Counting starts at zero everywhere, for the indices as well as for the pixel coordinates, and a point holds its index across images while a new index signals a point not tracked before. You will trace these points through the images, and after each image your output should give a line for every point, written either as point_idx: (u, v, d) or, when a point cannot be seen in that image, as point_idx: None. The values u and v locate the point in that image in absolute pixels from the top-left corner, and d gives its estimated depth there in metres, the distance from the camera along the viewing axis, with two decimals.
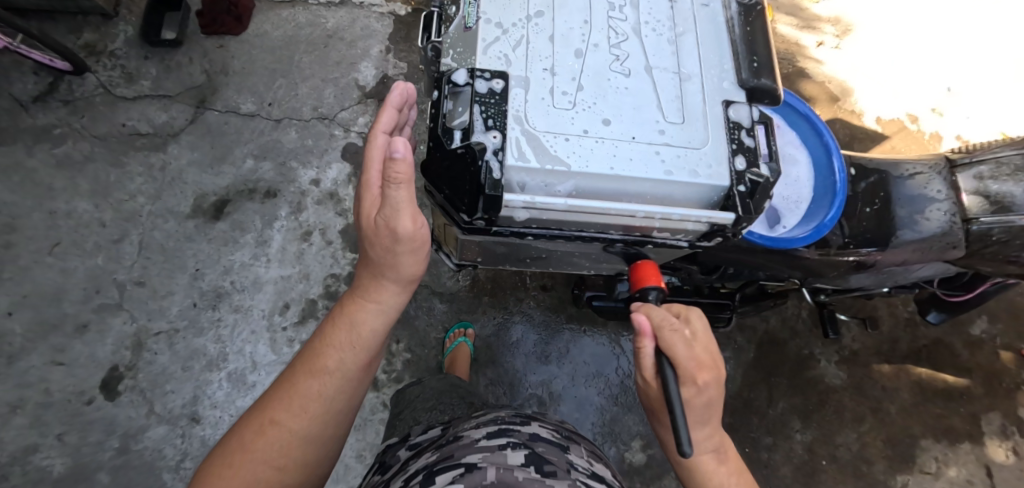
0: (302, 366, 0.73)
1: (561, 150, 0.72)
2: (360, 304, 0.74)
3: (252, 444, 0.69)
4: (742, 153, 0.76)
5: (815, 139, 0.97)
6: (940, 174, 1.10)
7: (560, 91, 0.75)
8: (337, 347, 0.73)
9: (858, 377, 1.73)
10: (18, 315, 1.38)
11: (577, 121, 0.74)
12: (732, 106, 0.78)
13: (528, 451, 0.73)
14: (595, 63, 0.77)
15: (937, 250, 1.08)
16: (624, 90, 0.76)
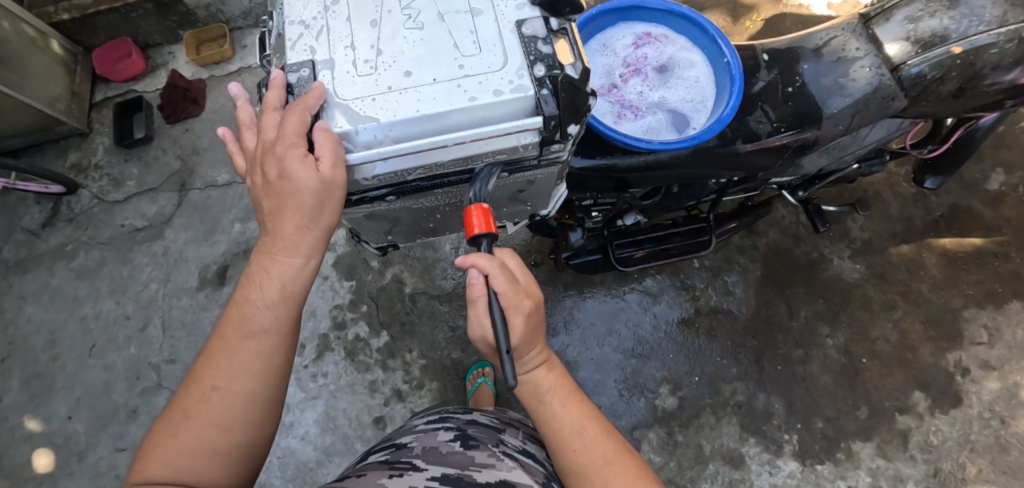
0: (206, 359, 0.69)
1: (365, 114, 0.64)
2: (254, 289, 0.71)
3: (169, 440, 0.65)
4: (543, 61, 0.66)
5: (703, 37, 1.04)
6: (855, 34, 1.17)
7: (358, 61, 0.66)
8: (242, 337, 0.69)
9: (879, 266, 1.67)
10: (78, 416, 1.51)
11: (379, 80, 0.65)
12: (523, 23, 0.67)
13: (457, 432, 0.91)
14: (390, 22, 0.68)
15: (878, 106, 1.14)
16: (420, 41, 0.67)
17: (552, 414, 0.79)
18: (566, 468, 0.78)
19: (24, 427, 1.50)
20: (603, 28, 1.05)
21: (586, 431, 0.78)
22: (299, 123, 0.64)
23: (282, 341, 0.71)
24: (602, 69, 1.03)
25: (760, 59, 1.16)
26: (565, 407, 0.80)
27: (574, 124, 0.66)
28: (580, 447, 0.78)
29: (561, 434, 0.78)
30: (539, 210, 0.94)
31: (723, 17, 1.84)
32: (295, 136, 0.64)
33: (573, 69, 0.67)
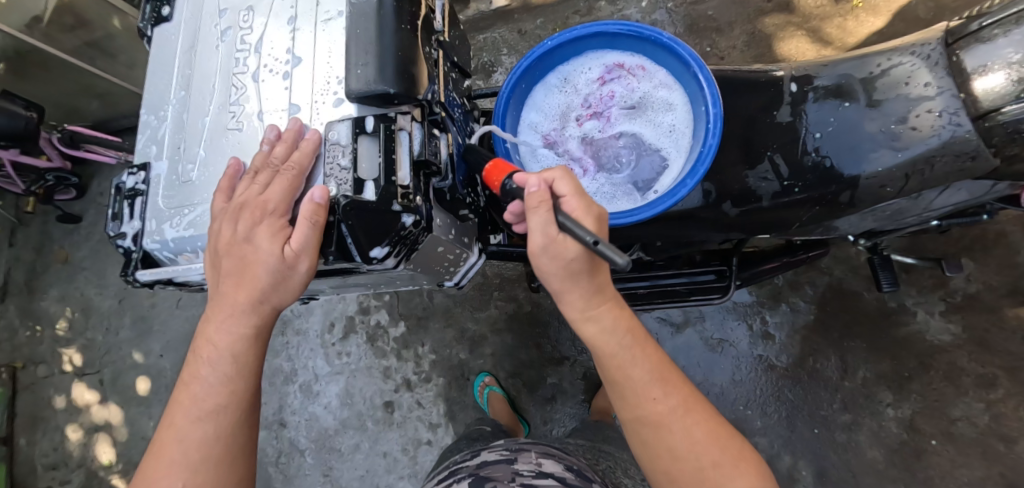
0: (156, 461, 0.68)
1: (178, 228, 0.73)
2: (203, 364, 0.70)
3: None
4: (338, 178, 0.68)
5: (686, 73, 0.85)
6: (930, 62, 0.86)
7: (186, 164, 0.74)
8: (194, 420, 0.68)
9: (982, 330, 1.33)
10: (167, 355, 1.84)
11: (199, 189, 0.73)
12: (331, 126, 0.69)
13: (472, 479, 0.82)
14: (218, 121, 0.74)
15: (950, 167, 0.84)
16: (239, 147, 0.73)
17: (622, 364, 0.73)
18: (642, 420, 0.73)
19: (132, 356, 1.87)
20: (566, 58, 0.90)
21: (660, 381, 0.74)
22: (285, 190, 0.67)
23: (239, 415, 0.70)
24: (556, 111, 0.90)
25: (786, 90, 0.93)
26: (634, 357, 0.73)
27: (374, 247, 0.66)
28: (657, 398, 0.73)
29: (625, 388, 0.73)
30: (445, 280, 0.93)
31: None
32: (278, 202, 0.67)
33: (372, 188, 0.67)
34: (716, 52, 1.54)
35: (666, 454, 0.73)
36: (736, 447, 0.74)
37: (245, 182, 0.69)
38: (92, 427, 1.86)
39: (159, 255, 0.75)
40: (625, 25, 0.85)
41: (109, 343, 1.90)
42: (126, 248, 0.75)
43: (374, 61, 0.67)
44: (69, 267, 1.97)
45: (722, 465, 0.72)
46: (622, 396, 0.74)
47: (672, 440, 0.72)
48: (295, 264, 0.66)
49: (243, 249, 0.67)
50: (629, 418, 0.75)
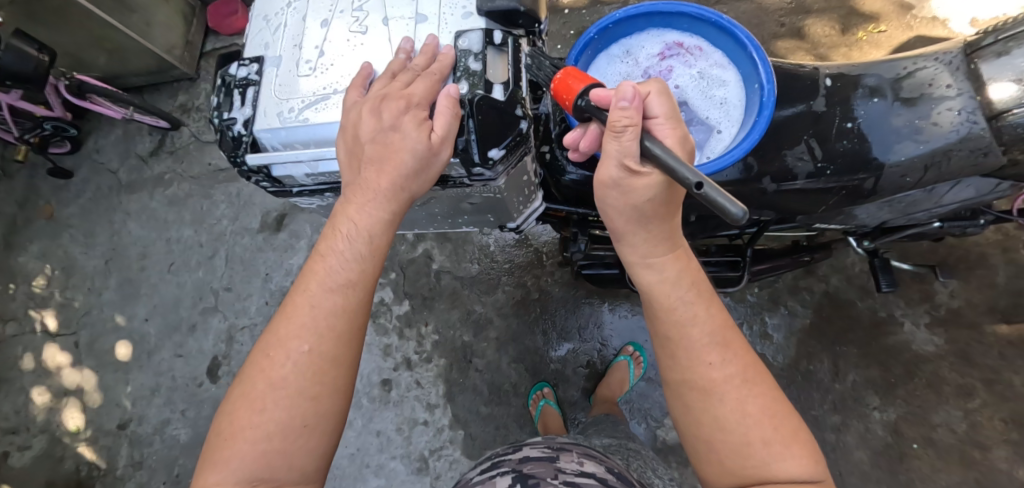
0: (284, 324, 0.64)
1: (294, 117, 0.67)
2: (339, 237, 0.66)
3: (255, 419, 0.62)
4: (466, 79, 0.66)
5: (742, 54, 0.91)
6: (951, 67, 0.94)
7: (302, 62, 0.69)
8: (326, 290, 0.65)
9: (964, 342, 1.43)
10: (152, 321, 1.77)
11: (315, 84, 0.68)
12: (459, 36, 0.67)
13: (514, 475, 0.79)
14: (343, 23, 0.70)
15: (964, 161, 0.93)
16: (365, 50, 0.69)
17: (684, 320, 0.72)
18: (692, 383, 0.71)
19: (114, 319, 1.79)
20: (629, 32, 0.95)
21: (725, 345, 0.71)
22: (428, 86, 0.64)
23: (367, 295, 0.67)
24: (617, 78, 0.94)
25: (822, 83, 1.00)
26: (695, 316, 0.72)
27: (494, 147, 0.64)
28: (712, 363, 0.71)
29: (680, 348, 0.72)
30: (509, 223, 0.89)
31: (832, 25, 1.63)
32: (422, 97, 0.64)
33: (501, 91, 0.65)
34: None
35: (709, 422, 0.70)
36: (792, 426, 0.70)
37: (383, 81, 0.65)
38: (63, 392, 1.76)
39: (267, 144, 0.69)
40: (690, 6, 0.90)
41: (90, 305, 1.81)
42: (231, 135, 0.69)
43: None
44: (53, 224, 1.88)
45: (772, 438, 0.68)
46: (675, 354, 0.73)
47: (720, 405, 0.70)
48: (439, 151, 0.63)
49: (389, 137, 0.63)
50: (679, 380, 0.73)
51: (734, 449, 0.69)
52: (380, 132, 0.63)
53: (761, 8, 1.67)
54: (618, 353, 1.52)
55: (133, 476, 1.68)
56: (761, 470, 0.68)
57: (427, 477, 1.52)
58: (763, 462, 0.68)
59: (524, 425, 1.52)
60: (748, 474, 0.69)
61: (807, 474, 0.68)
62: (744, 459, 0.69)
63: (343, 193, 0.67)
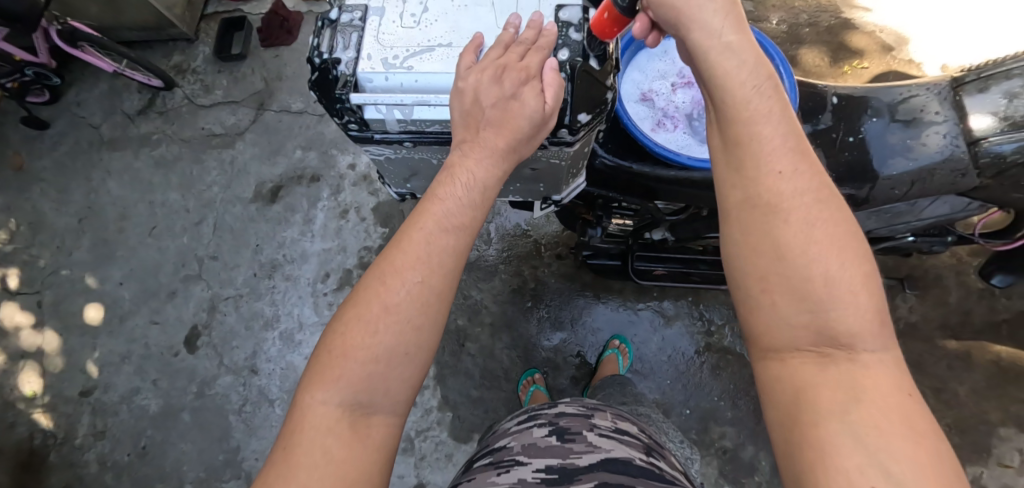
0: (396, 255, 0.61)
1: (400, 63, 0.66)
2: (455, 176, 0.63)
3: (366, 340, 0.60)
4: (567, 47, 0.67)
5: (768, 65, 1.00)
6: (940, 97, 1.06)
7: (405, 13, 0.68)
8: (439, 230, 0.62)
9: (917, 354, 1.57)
10: (127, 285, 1.69)
11: (421, 35, 0.68)
12: (560, 8, 0.69)
13: (550, 427, 0.90)
14: None
15: (944, 179, 1.05)
16: (467, 11, 0.70)
17: (793, 211, 0.65)
18: (757, 200, 0.66)
19: (84, 281, 1.70)
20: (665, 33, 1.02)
21: (797, 157, 0.66)
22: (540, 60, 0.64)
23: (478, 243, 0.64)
24: (654, 73, 1.00)
25: (829, 101, 1.09)
26: (810, 210, 0.65)
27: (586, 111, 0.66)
28: (782, 175, 0.65)
29: (749, 156, 0.67)
30: (551, 194, 0.92)
31: (821, 57, 1.77)
32: (536, 69, 0.64)
33: (598, 61, 0.67)
34: None
35: (768, 250, 0.64)
36: (854, 258, 0.64)
37: (497, 50, 0.65)
38: (19, 354, 1.65)
39: (365, 87, 0.66)
40: None
41: (57, 264, 1.71)
42: (329, 72, 0.66)
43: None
44: (22, 177, 1.77)
45: (839, 278, 0.63)
46: (741, 168, 0.67)
47: (784, 227, 0.64)
48: (551, 118, 0.64)
49: (505, 104, 0.63)
50: (740, 201, 0.67)
51: (794, 289, 0.63)
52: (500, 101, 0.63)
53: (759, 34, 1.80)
54: (606, 345, 1.57)
55: (93, 446, 1.59)
56: (818, 316, 0.63)
57: (411, 458, 1.52)
58: (822, 300, 0.63)
59: (512, 410, 1.55)
60: (801, 326, 0.63)
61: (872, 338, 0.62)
62: (802, 302, 0.63)
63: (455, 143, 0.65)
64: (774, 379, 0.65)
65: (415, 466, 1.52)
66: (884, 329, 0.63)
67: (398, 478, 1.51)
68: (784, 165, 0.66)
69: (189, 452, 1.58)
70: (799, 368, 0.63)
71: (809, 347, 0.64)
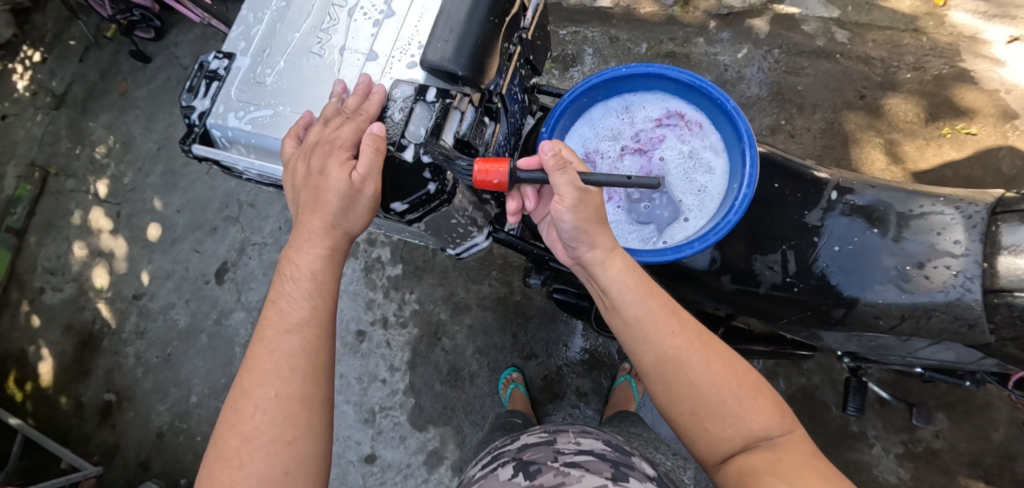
0: (248, 376, 0.68)
1: (240, 120, 0.80)
2: (287, 280, 0.73)
3: (235, 472, 0.64)
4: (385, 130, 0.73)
5: (736, 145, 0.88)
6: (969, 222, 0.86)
7: (263, 71, 0.81)
8: (282, 333, 0.69)
9: (929, 484, 1.34)
10: (182, 213, 1.93)
11: (269, 94, 0.80)
12: (396, 84, 0.75)
13: (514, 465, 0.83)
14: (303, 44, 0.80)
15: (945, 326, 0.84)
16: (315, 72, 0.79)
17: (683, 360, 0.74)
18: (663, 361, 0.75)
19: (151, 201, 1.96)
20: (635, 88, 0.93)
21: (659, 312, 0.76)
22: (354, 130, 0.71)
23: (322, 332, 0.71)
24: (607, 132, 0.93)
25: (827, 195, 0.94)
26: (689, 356, 0.74)
27: (398, 202, 0.74)
28: (675, 334, 0.75)
29: (646, 329, 0.76)
30: (447, 246, 0.96)
31: (916, 111, 1.51)
32: (347, 139, 0.71)
33: (411, 151, 0.72)
34: (789, 127, 1.55)
35: (687, 393, 0.74)
36: (720, 368, 0.75)
37: (318, 127, 0.74)
38: (97, 252, 1.97)
39: (217, 137, 0.82)
40: (704, 83, 0.87)
41: (136, 182, 1.99)
42: (191, 120, 0.82)
43: (455, 40, 0.71)
44: (124, 101, 2.05)
45: (740, 394, 0.73)
46: (646, 336, 0.76)
47: (692, 373, 0.74)
48: (362, 188, 0.70)
49: (318, 180, 0.71)
50: (653, 367, 0.76)
51: (713, 411, 0.73)
52: (310, 176, 0.72)
53: (844, 71, 1.56)
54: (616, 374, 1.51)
55: (134, 342, 1.88)
56: (739, 428, 0.73)
57: (370, 429, 1.60)
58: (728, 410, 0.73)
59: (470, 412, 1.58)
60: (731, 439, 0.73)
61: (775, 425, 0.73)
62: (724, 422, 0.73)
63: (290, 242, 0.75)
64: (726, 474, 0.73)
65: (371, 439, 1.60)
66: (783, 417, 0.74)
67: (354, 444, 1.59)
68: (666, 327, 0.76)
69: (200, 369, 1.81)
70: (741, 466, 0.71)
71: (744, 446, 0.72)
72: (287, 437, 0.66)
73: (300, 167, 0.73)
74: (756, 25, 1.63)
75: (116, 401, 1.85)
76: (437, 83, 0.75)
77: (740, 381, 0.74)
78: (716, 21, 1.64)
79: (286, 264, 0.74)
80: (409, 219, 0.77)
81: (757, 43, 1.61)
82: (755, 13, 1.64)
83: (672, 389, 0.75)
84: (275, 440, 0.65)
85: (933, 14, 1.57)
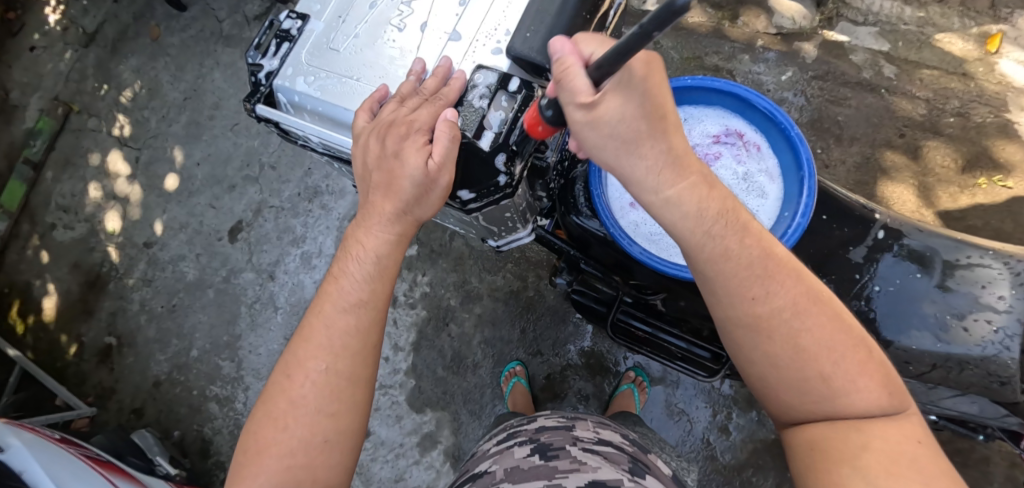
0: (302, 345, 0.69)
1: (310, 85, 0.78)
2: (352, 260, 0.72)
3: (278, 436, 0.65)
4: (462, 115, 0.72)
5: (794, 173, 0.88)
6: (1015, 280, 0.86)
7: (339, 38, 0.80)
8: (340, 310, 0.69)
9: None
10: (202, 167, 1.92)
11: (341, 63, 0.79)
12: (478, 69, 0.74)
13: (532, 446, 0.79)
14: (383, 14, 0.79)
15: (975, 382, 0.85)
16: (393, 44, 0.78)
17: (771, 314, 0.65)
18: (738, 318, 0.66)
19: (172, 151, 1.95)
20: (697, 101, 0.91)
21: (753, 266, 0.65)
22: (433, 113, 0.70)
23: (377, 316, 0.71)
24: None
25: (873, 233, 0.93)
26: (785, 315, 0.65)
27: (464, 190, 0.74)
28: (768, 290, 0.65)
29: (717, 283, 0.67)
30: (487, 237, 0.95)
31: (954, 158, 1.53)
32: (425, 123, 0.70)
33: (489, 139, 0.72)
34: (824, 157, 1.57)
35: (761, 358, 0.66)
36: (820, 326, 0.64)
37: (393, 105, 0.72)
38: (112, 195, 1.95)
39: (282, 101, 0.81)
40: (769, 105, 0.86)
41: (158, 130, 1.97)
42: (258, 79, 0.81)
43: (544, 32, 0.72)
44: (155, 47, 2.03)
45: (835, 375, 0.63)
46: (723, 285, 0.66)
47: (769, 342, 0.65)
48: (437, 178, 0.69)
49: (392, 164, 0.70)
50: (725, 317, 0.68)
51: (802, 382, 0.65)
52: (382, 160, 0.70)
53: (888, 107, 1.57)
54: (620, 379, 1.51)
55: (140, 289, 1.88)
56: (835, 399, 0.64)
57: None
58: (818, 378, 0.64)
59: (469, 399, 1.59)
60: (819, 405, 0.65)
61: (879, 407, 0.64)
62: (818, 389, 0.64)
63: (357, 219, 0.74)
64: (797, 445, 0.67)
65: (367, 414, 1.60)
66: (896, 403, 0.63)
67: None
68: (753, 283, 0.65)
69: (204, 323, 1.82)
70: (809, 437, 0.66)
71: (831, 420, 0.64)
72: (333, 412, 0.67)
73: (366, 145, 0.71)
74: (804, 49, 1.62)
75: (116, 345, 1.85)
76: (518, 71, 0.75)
77: (843, 346, 0.64)
78: (763, 40, 1.64)
79: (355, 243, 0.73)
80: (466, 206, 0.76)
81: (800, 68, 1.61)
82: (804, 37, 1.63)
83: (752, 343, 0.67)
84: (320, 411, 0.66)
85: (983, 60, 1.58)
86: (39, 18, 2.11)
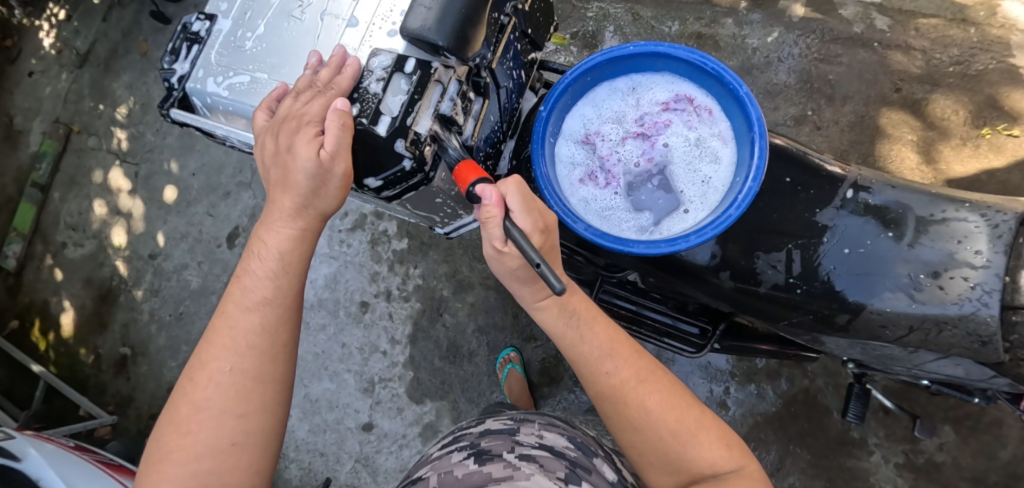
0: (206, 348, 0.72)
1: (219, 85, 0.79)
2: (254, 259, 0.75)
3: (184, 441, 0.68)
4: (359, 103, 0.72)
5: (746, 135, 0.86)
6: (993, 233, 0.83)
7: (243, 34, 0.80)
8: (244, 310, 0.73)
9: None
10: (197, 177, 1.96)
11: (248, 59, 0.79)
12: (375, 54, 0.73)
13: (472, 450, 0.79)
14: (285, 7, 0.79)
15: (956, 343, 0.83)
16: (296, 36, 0.79)
17: (628, 386, 0.76)
18: (601, 395, 0.78)
19: (167, 163, 2.00)
20: (643, 69, 0.89)
21: (614, 351, 0.78)
22: (323, 105, 0.71)
23: (283, 313, 0.75)
24: (611, 115, 0.90)
25: (842, 193, 0.91)
26: (642, 389, 0.76)
27: (370, 178, 0.73)
28: (623, 367, 0.77)
29: (583, 367, 0.79)
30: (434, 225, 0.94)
31: (955, 110, 1.46)
32: (315, 115, 0.71)
33: (386, 125, 0.70)
34: (816, 118, 1.51)
35: (627, 429, 0.77)
36: (667, 395, 0.76)
37: (289, 100, 0.74)
38: (116, 210, 2.01)
39: (197, 104, 0.82)
40: (715, 65, 0.84)
41: (154, 143, 2.02)
42: (171, 84, 0.82)
43: (438, 9, 0.70)
44: (145, 62, 2.07)
45: (684, 434, 0.74)
46: (588, 368, 0.79)
47: (629, 410, 0.76)
48: (332, 166, 0.70)
49: (286, 158, 0.72)
50: (595, 396, 0.79)
51: (661, 448, 0.75)
52: (275, 158, 0.74)
53: (881, 62, 1.51)
54: None
55: (148, 299, 1.94)
56: (687, 460, 0.74)
57: (370, 399, 1.63)
58: (673, 444, 0.74)
59: (468, 387, 1.60)
60: (679, 467, 0.74)
61: (726, 464, 0.74)
62: (672, 453, 0.74)
63: (261, 219, 0.77)
64: None
65: (370, 408, 1.62)
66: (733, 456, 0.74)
67: (353, 412, 1.62)
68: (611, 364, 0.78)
69: None
70: None
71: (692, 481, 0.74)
72: (238, 413, 0.69)
73: (263, 147, 0.74)
74: (791, 8, 1.56)
75: (130, 355, 1.92)
76: (421, 52, 0.73)
77: (688, 412, 0.76)
78: (747, 3, 1.58)
79: (256, 245, 0.76)
80: (382, 193, 0.75)
81: (786, 28, 1.55)
82: None
83: (619, 417, 0.77)
84: (225, 413, 0.69)
85: (986, 4, 1.50)
86: (35, 43, 2.17)
